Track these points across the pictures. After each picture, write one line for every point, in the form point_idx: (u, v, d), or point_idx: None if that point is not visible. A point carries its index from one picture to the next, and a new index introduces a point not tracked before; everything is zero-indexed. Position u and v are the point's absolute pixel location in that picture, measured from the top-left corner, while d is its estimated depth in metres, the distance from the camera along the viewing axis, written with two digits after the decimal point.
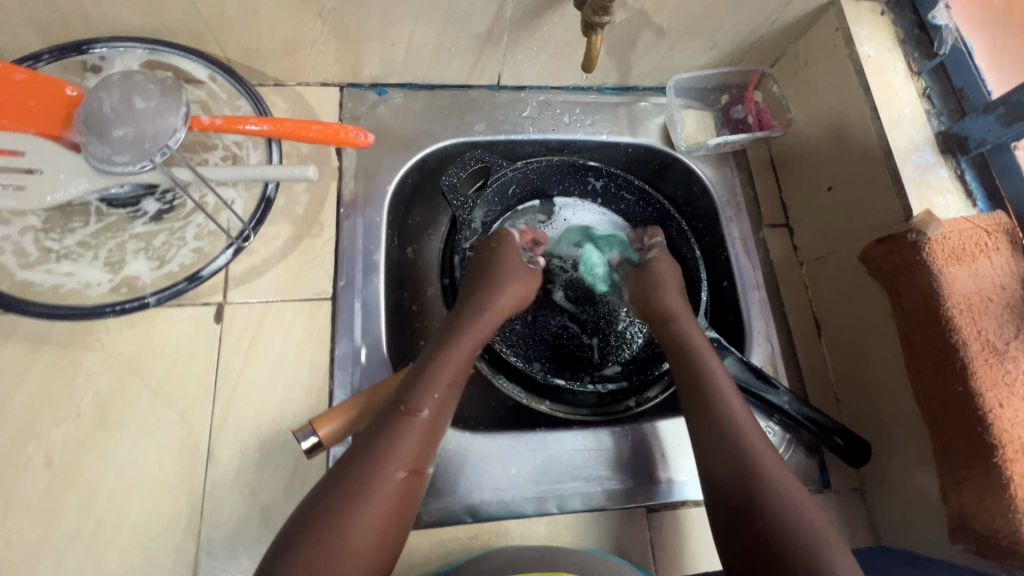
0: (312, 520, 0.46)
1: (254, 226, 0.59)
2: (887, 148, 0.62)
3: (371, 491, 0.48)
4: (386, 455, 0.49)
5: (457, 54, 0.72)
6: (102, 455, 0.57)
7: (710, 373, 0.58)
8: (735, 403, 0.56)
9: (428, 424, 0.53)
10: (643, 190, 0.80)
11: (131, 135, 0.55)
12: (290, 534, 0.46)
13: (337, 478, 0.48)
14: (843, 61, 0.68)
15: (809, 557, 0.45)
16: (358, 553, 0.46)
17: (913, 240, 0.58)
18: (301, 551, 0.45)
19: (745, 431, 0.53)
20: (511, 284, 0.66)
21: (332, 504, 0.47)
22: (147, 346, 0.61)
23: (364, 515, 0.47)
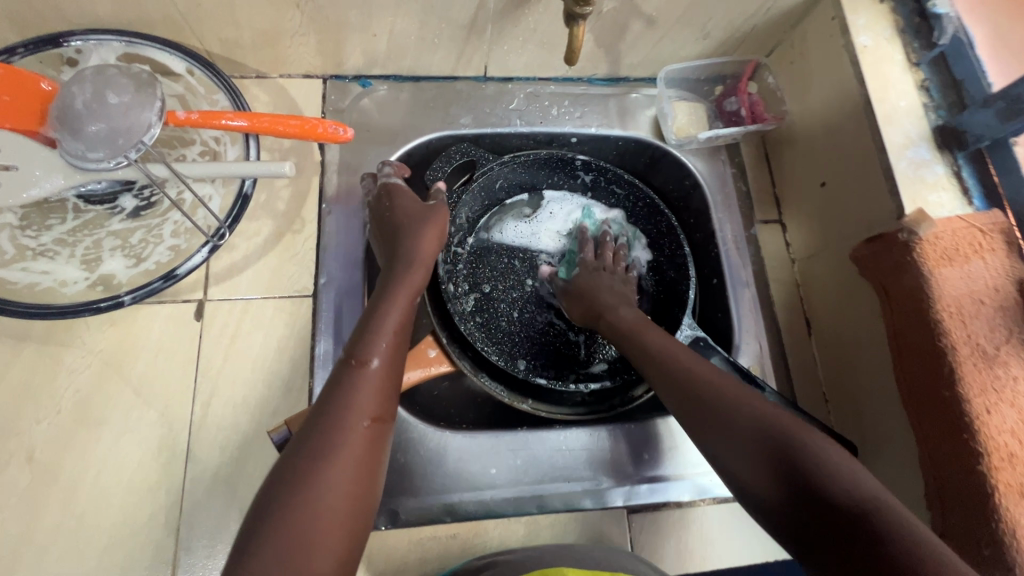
0: (285, 488, 0.44)
1: (231, 225, 0.58)
2: (881, 143, 0.60)
3: (340, 442, 0.47)
4: (346, 405, 0.49)
5: (441, 45, 0.70)
6: (83, 452, 0.57)
7: (660, 345, 0.57)
8: (688, 360, 0.55)
9: (382, 373, 0.53)
10: (633, 184, 0.78)
11: (104, 131, 0.54)
12: (263, 507, 0.43)
13: (303, 440, 0.47)
14: (839, 51, 0.65)
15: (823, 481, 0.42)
16: (328, 506, 0.44)
17: (904, 240, 0.56)
18: (268, 517, 0.42)
19: (706, 378, 0.52)
20: (426, 224, 0.63)
21: (293, 464, 0.45)
22: (128, 343, 0.61)
23: (337, 466, 0.46)
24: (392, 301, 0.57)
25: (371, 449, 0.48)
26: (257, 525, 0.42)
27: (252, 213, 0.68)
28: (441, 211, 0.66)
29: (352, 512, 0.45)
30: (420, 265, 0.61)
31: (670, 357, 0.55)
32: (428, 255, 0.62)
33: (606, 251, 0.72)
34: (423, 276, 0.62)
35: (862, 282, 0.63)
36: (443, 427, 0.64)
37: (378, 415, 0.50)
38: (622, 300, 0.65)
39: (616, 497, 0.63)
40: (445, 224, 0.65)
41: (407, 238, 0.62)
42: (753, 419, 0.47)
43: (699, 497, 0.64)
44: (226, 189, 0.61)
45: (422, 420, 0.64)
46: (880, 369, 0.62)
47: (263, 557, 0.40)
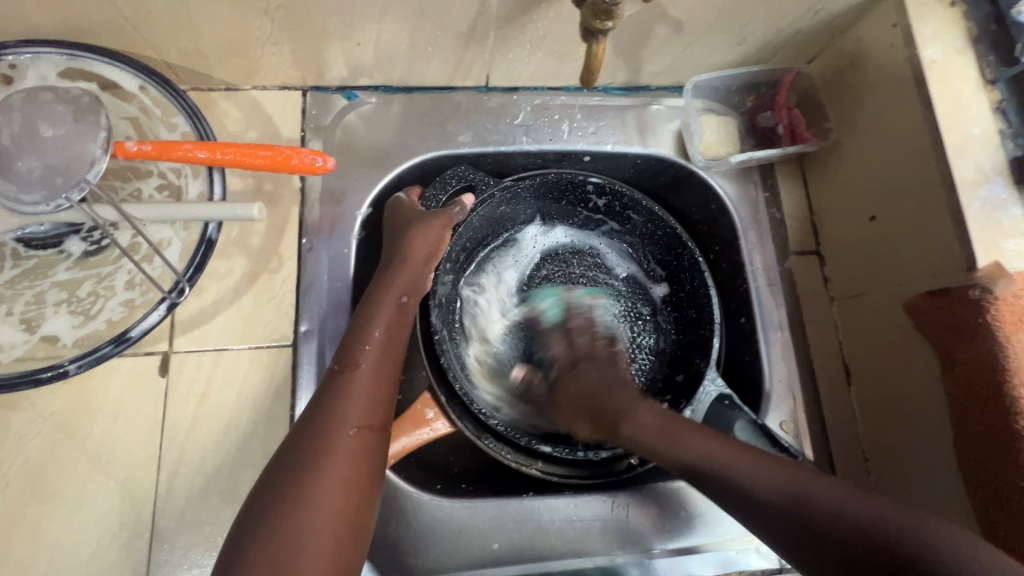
0: (266, 509, 0.40)
1: (191, 276, 0.51)
2: (948, 179, 0.51)
3: (326, 454, 0.43)
4: (332, 415, 0.45)
5: (435, 54, 0.61)
6: (36, 530, 0.51)
7: (654, 425, 0.51)
8: (683, 431, 0.49)
9: (371, 376, 0.49)
10: (652, 211, 0.68)
11: (39, 171, 0.45)
12: (243, 530, 0.40)
13: (285, 455, 0.43)
14: (900, 65, 0.56)
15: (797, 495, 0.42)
16: (321, 525, 0.40)
17: (976, 298, 0.48)
18: (256, 546, 0.39)
19: (708, 458, 0.47)
20: (415, 226, 0.58)
21: (283, 482, 0.41)
22: (83, 404, 0.54)
23: (323, 481, 0.42)
24: (378, 304, 0.53)
25: (361, 460, 0.44)
26: (238, 551, 0.39)
27: (223, 249, 0.60)
28: (440, 217, 0.59)
29: (345, 529, 0.41)
30: (411, 268, 0.57)
31: (666, 439, 0.49)
32: (419, 257, 0.57)
33: (578, 335, 0.63)
34: (414, 277, 0.57)
35: (916, 337, 0.55)
36: (438, 494, 0.59)
37: (368, 422, 0.46)
38: (634, 399, 0.54)
39: (631, 573, 0.57)
40: (443, 231, 0.59)
41: (395, 243, 0.57)
42: (779, 495, 0.43)
43: (724, 572, 0.57)
44: (187, 231, 0.53)
45: (417, 484, 0.59)
46: (933, 437, 0.55)
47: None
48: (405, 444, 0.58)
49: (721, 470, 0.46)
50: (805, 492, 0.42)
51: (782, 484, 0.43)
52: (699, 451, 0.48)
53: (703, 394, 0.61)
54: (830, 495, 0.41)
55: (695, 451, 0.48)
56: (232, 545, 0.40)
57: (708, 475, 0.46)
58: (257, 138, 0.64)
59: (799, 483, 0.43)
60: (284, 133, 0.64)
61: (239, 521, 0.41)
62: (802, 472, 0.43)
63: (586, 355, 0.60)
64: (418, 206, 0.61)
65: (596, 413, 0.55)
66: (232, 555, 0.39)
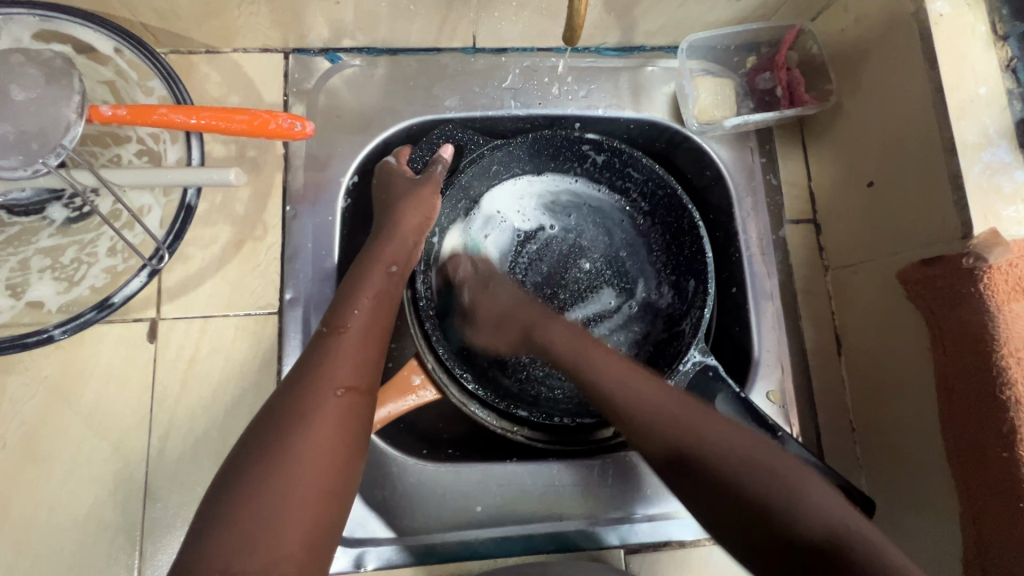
0: (249, 463, 0.40)
1: (172, 242, 0.51)
2: (948, 143, 0.49)
3: (311, 413, 0.43)
4: (319, 375, 0.45)
5: (418, 13, 0.59)
6: (34, 488, 0.53)
7: (582, 355, 0.55)
8: (609, 363, 0.54)
9: (361, 341, 0.49)
10: (654, 169, 0.65)
11: (12, 134, 0.45)
12: (223, 484, 0.40)
13: (271, 413, 0.43)
14: (904, 21, 0.53)
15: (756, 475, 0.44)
16: (307, 482, 0.40)
17: (969, 267, 0.46)
18: (236, 496, 0.39)
19: (658, 410, 0.49)
20: (405, 200, 0.58)
21: (265, 440, 0.41)
22: (76, 369, 0.55)
23: (305, 436, 0.41)
24: (370, 272, 0.53)
25: (347, 419, 0.44)
26: (215, 505, 0.39)
27: (206, 216, 0.60)
28: (428, 185, 0.59)
29: (328, 487, 0.41)
30: (402, 239, 0.56)
31: (596, 370, 0.54)
32: (410, 230, 0.57)
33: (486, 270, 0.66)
34: (409, 250, 0.57)
35: (908, 309, 0.54)
36: (424, 459, 0.60)
37: (355, 384, 0.46)
38: (550, 314, 0.60)
39: (612, 537, 0.57)
40: (434, 198, 0.59)
41: (388, 215, 0.57)
42: (670, 422, 0.48)
43: (704, 536, 0.58)
44: (167, 197, 0.53)
45: (403, 449, 0.60)
46: (918, 409, 0.54)
47: (231, 533, 0.37)
48: (391, 411, 0.58)
49: (671, 420, 0.48)
50: (708, 433, 0.47)
51: (734, 449, 0.46)
52: (665, 404, 0.50)
53: (686, 368, 0.59)
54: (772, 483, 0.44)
55: (625, 382, 0.52)
56: (213, 496, 0.40)
57: (609, 383, 0.52)
58: (239, 102, 0.62)
59: (748, 451, 0.46)
60: (267, 97, 0.63)
61: (222, 473, 0.41)
62: (771, 448, 0.46)
63: (495, 278, 0.65)
64: (408, 171, 0.61)
65: (521, 330, 0.60)
66: (211, 503, 0.39)
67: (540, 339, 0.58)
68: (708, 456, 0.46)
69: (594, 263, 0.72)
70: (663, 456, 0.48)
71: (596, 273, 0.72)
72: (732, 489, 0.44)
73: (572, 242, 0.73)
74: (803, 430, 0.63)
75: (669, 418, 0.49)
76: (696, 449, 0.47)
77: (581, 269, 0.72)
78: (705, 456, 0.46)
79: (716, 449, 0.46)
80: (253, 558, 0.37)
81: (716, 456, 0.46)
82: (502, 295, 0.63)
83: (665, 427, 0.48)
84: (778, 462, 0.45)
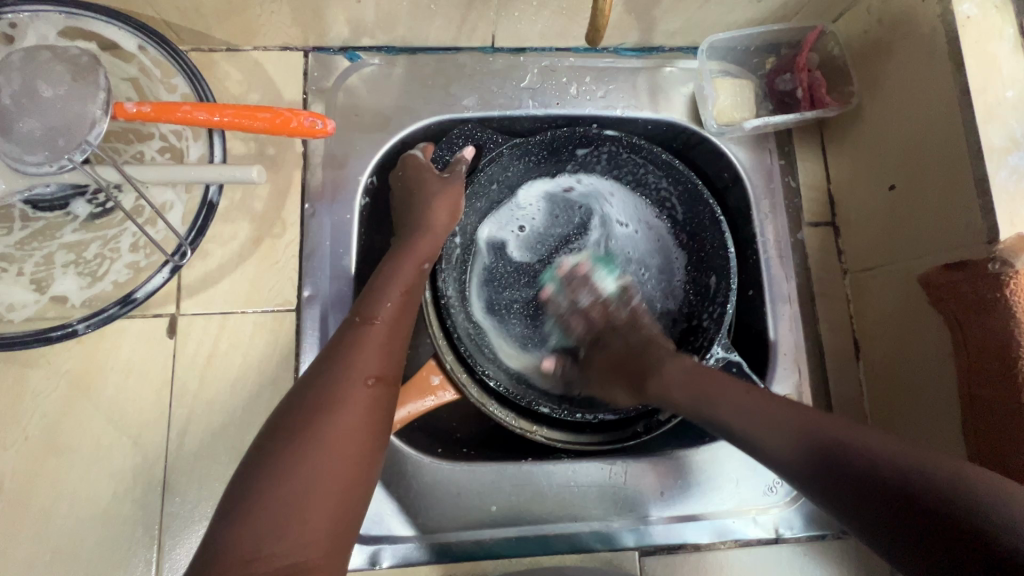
0: (271, 452, 0.40)
1: (193, 238, 0.51)
2: (975, 147, 0.48)
3: (340, 401, 0.43)
4: (348, 363, 0.45)
5: (438, 12, 0.59)
6: (55, 481, 0.54)
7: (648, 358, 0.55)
8: (679, 358, 0.53)
9: (388, 332, 0.49)
10: (672, 165, 0.63)
11: (40, 131, 0.45)
12: (249, 468, 0.40)
13: (297, 398, 0.43)
14: (931, 23, 0.52)
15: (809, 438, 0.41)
16: (333, 470, 0.40)
17: (994, 272, 0.46)
18: (260, 484, 0.39)
19: (702, 392, 0.49)
20: (432, 195, 0.58)
21: (293, 424, 0.41)
22: (96, 364, 0.56)
23: (336, 422, 0.42)
24: (399, 263, 0.54)
25: (374, 409, 0.44)
26: (237, 493, 0.39)
27: (226, 214, 0.60)
28: (457, 180, 0.60)
29: (353, 475, 0.41)
30: (434, 230, 0.57)
31: (651, 358, 0.55)
32: (441, 225, 0.58)
33: (586, 315, 0.66)
34: (434, 246, 0.57)
35: (929, 314, 0.53)
36: (440, 457, 0.60)
37: (383, 373, 0.46)
38: (666, 354, 0.54)
39: (626, 538, 0.58)
40: (461, 195, 0.60)
41: (417, 212, 0.58)
42: (720, 397, 0.47)
43: (719, 539, 0.58)
44: (189, 194, 0.54)
45: (418, 447, 0.60)
46: (938, 415, 0.54)
47: (253, 521, 0.37)
48: (411, 410, 0.58)
49: (715, 397, 0.48)
50: (754, 405, 0.45)
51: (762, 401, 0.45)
52: (701, 382, 0.50)
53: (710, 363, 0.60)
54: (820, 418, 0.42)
55: (686, 374, 0.51)
56: (235, 490, 0.39)
57: (663, 370, 0.53)
58: (259, 101, 0.63)
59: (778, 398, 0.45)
60: (286, 95, 0.63)
61: (248, 455, 0.41)
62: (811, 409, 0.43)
63: (602, 332, 0.62)
64: (433, 165, 0.61)
65: (630, 371, 0.55)
66: (230, 493, 0.39)
67: (651, 385, 0.52)
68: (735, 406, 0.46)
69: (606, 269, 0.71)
70: (715, 417, 0.47)
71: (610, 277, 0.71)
72: (770, 429, 0.43)
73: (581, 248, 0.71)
74: None
75: (702, 391, 0.49)
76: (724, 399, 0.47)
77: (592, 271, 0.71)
78: (741, 409, 0.46)
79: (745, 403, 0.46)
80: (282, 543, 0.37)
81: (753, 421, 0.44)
82: (615, 345, 0.60)
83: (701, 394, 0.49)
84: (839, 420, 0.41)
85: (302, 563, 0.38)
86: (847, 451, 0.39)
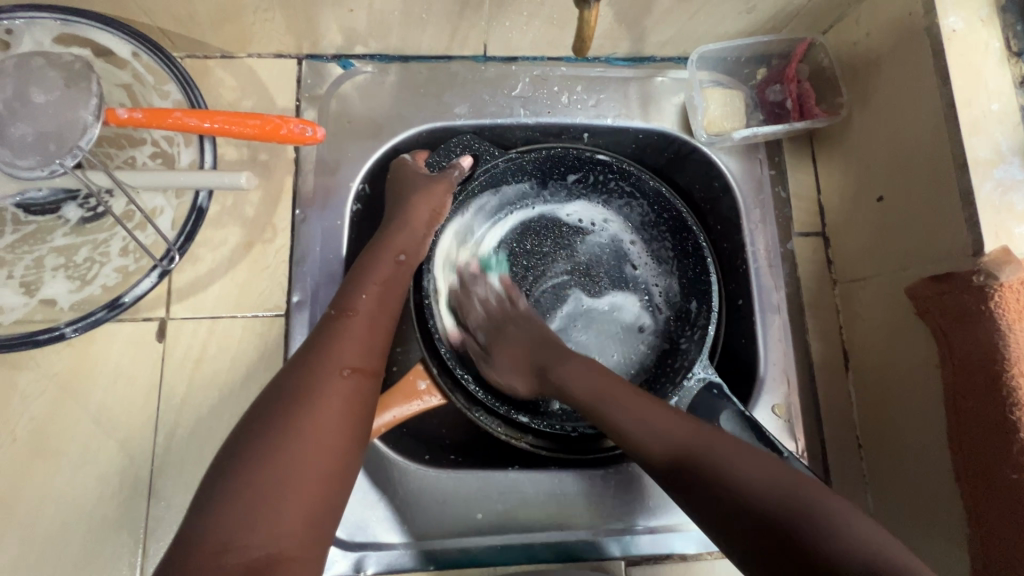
0: (249, 448, 0.41)
1: (182, 244, 0.52)
2: (960, 158, 0.48)
3: (317, 391, 0.44)
4: (325, 356, 0.47)
5: (430, 21, 0.60)
6: (41, 483, 0.54)
7: (611, 401, 0.51)
8: (649, 405, 0.51)
9: (366, 325, 0.50)
10: (660, 193, 0.66)
11: (32, 136, 0.46)
12: (227, 460, 0.41)
13: (273, 394, 0.45)
14: (917, 36, 0.52)
15: (792, 515, 0.41)
16: (311, 459, 0.42)
17: (980, 284, 0.46)
18: (239, 476, 0.40)
19: (682, 445, 0.47)
20: (410, 195, 0.59)
21: (271, 416, 0.43)
22: (84, 367, 0.56)
23: (314, 413, 0.43)
24: (375, 260, 0.55)
25: (352, 400, 0.46)
26: (215, 489, 0.40)
27: (217, 219, 0.60)
28: (442, 181, 0.60)
29: (331, 467, 0.43)
30: (413, 229, 0.58)
31: (625, 412, 0.50)
32: (421, 223, 0.59)
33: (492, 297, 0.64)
34: (416, 243, 0.59)
35: (916, 325, 0.53)
36: (426, 464, 0.60)
37: (360, 365, 0.48)
38: (570, 354, 0.57)
39: (612, 548, 0.57)
40: (445, 196, 0.60)
41: (398, 214, 0.58)
42: (704, 456, 0.46)
43: (705, 550, 0.57)
44: (179, 199, 0.54)
45: (405, 454, 0.60)
46: (925, 425, 0.54)
47: (230, 513, 0.39)
48: (395, 415, 0.58)
49: (699, 455, 0.46)
50: (736, 471, 0.45)
51: (766, 477, 0.44)
52: (676, 431, 0.48)
53: (690, 383, 0.60)
54: (802, 493, 0.43)
55: (659, 428, 0.49)
56: (214, 497, 0.39)
57: (632, 424, 0.50)
58: (252, 107, 0.63)
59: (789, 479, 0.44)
60: (279, 102, 0.64)
61: (225, 449, 0.42)
62: (799, 478, 0.44)
63: (505, 318, 0.62)
64: (424, 169, 0.62)
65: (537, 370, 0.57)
66: (205, 496, 0.40)
67: (557, 380, 0.55)
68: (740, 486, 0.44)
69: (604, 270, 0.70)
70: (683, 476, 0.46)
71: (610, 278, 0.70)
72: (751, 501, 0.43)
73: (577, 252, 0.71)
74: (809, 445, 0.62)
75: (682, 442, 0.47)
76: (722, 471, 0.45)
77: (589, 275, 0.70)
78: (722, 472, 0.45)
79: (747, 479, 0.44)
80: (258, 534, 0.38)
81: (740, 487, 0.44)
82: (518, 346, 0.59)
83: (688, 458, 0.47)
84: (830, 502, 0.42)
85: (278, 554, 0.39)
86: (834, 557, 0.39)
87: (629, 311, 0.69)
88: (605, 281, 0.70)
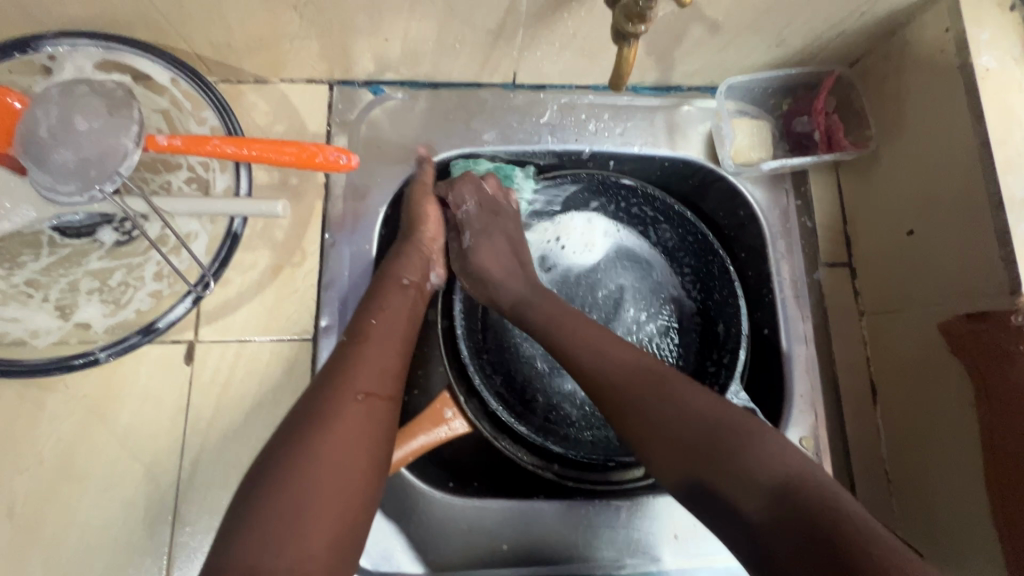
0: (267, 478, 0.41)
1: (216, 270, 0.52)
2: (996, 197, 0.48)
3: (332, 417, 0.44)
4: (338, 383, 0.46)
5: (463, 51, 0.60)
6: (66, 507, 0.54)
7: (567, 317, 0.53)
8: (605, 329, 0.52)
9: (379, 349, 0.50)
10: (687, 219, 0.67)
11: (74, 162, 0.46)
12: (248, 490, 0.41)
13: (289, 423, 0.44)
14: (950, 74, 0.53)
15: (722, 445, 0.43)
16: (332, 484, 0.41)
17: (1018, 325, 0.47)
18: (262, 506, 0.40)
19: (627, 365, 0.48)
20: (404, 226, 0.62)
21: (287, 444, 0.42)
22: (112, 390, 0.56)
23: (330, 439, 0.43)
24: (382, 288, 0.55)
25: (369, 424, 0.45)
26: (241, 521, 0.39)
27: (247, 242, 0.61)
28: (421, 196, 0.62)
29: (354, 490, 0.42)
30: (413, 260, 0.59)
31: (586, 337, 0.51)
32: (419, 246, 0.61)
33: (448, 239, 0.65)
34: (422, 267, 0.60)
35: (949, 362, 0.53)
36: (451, 492, 0.59)
37: (375, 390, 0.47)
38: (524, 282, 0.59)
39: None
40: (431, 210, 0.62)
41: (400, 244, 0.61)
42: (635, 379, 0.47)
43: None
44: (213, 225, 0.55)
45: (429, 482, 0.59)
46: (959, 465, 0.53)
47: (254, 544, 0.38)
48: (422, 442, 0.57)
49: (637, 382, 0.47)
50: (671, 396, 0.46)
51: (704, 409, 0.45)
52: (616, 352, 0.50)
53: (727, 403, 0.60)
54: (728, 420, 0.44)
55: (609, 351, 0.50)
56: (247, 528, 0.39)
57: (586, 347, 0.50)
58: (283, 131, 0.64)
59: (727, 414, 0.45)
60: (311, 127, 0.65)
61: (248, 478, 0.42)
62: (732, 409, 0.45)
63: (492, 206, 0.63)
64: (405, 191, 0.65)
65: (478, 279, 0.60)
66: (234, 528, 0.39)
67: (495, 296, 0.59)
68: (679, 424, 0.44)
69: (634, 271, 0.71)
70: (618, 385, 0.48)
71: (641, 280, 0.71)
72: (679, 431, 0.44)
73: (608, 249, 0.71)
74: (837, 478, 0.62)
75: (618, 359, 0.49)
76: (676, 402, 0.45)
77: (619, 274, 0.71)
78: (660, 404, 0.46)
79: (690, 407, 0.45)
80: (282, 562, 0.38)
81: (670, 408, 0.45)
82: (489, 265, 0.60)
83: (668, 410, 0.45)
84: (756, 436, 0.43)
85: None
86: (779, 494, 0.39)
87: (658, 272, 0.71)
88: (638, 274, 0.71)
